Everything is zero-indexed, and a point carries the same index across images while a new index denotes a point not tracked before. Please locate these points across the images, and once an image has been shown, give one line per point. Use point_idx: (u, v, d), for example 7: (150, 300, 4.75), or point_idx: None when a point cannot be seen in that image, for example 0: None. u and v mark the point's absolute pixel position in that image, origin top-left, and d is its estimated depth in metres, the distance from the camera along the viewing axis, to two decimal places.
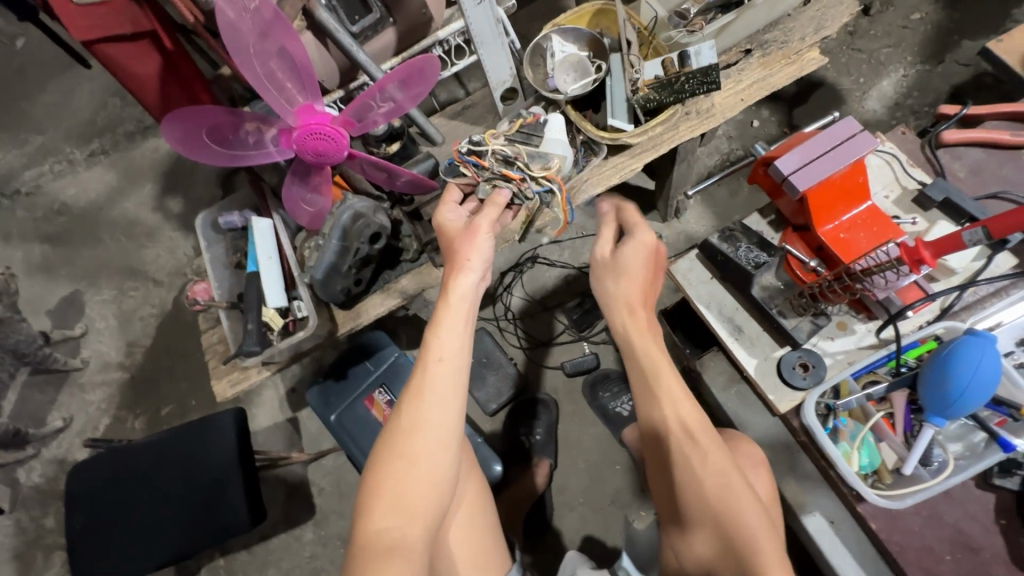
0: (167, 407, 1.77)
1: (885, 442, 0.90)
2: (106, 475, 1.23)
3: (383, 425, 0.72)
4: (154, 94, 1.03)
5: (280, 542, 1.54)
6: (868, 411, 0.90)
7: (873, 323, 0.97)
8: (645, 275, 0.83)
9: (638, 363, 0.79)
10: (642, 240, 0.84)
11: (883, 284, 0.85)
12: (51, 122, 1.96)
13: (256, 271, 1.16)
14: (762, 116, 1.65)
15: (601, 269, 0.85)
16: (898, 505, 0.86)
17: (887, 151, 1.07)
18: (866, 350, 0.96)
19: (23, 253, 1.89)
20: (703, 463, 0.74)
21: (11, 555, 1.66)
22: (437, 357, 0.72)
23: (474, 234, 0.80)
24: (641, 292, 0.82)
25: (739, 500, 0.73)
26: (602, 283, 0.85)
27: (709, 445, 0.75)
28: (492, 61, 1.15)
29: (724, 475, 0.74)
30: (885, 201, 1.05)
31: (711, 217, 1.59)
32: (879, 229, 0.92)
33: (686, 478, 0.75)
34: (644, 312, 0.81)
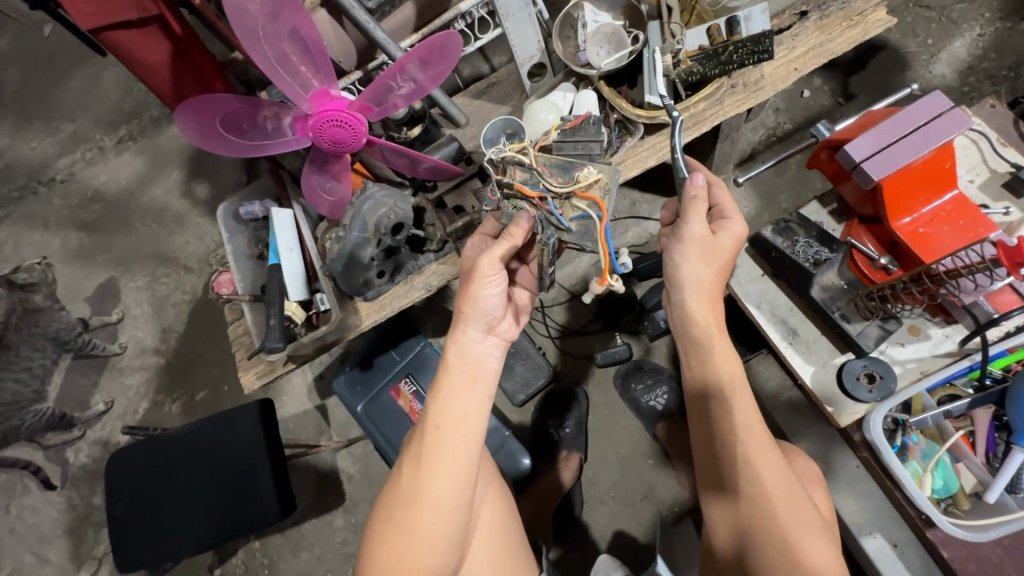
0: (201, 392, 1.80)
1: (964, 463, 0.85)
2: (143, 464, 1.25)
3: (389, 489, 0.74)
4: (167, 82, 0.99)
5: (312, 527, 1.56)
6: (945, 430, 0.85)
7: (952, 327, 0.88)
8: (728, 262, 0.75)
9: (706, 355, 0.73)
10: (734, 227, 0.75)
11: (971, 289, 0.77)
12: (79, 109, 1.96)
13: (277, 263, 1.12)
14: (813, 85, 1.51)
15: (695, 247, 0.73)
16: (980, 538, 0.80)
17: (975, 129, 0.99)
18: (942, 360, 0.88)
19: (61, 241, 1.92)
20: (767, 463, 0.68)
21: (64, 531, 1.75)
22: (433, 426, 0.73)
23: (477, 283, 0.77)
24: (718, 283, 0.76)
25: (795, 508, 0.67)
26: (690, 266, 0.73)
27: (768, 446, 0.69)
28: (518, 34, 1.07)
29: (784, 479, 0.68)
30: (970, 186, 0.98)
31: (755, 198, 1.48)
32: (964, 224, 0.84)
33: (743, 478, 0.69)
34: (717, 295, 0.75)
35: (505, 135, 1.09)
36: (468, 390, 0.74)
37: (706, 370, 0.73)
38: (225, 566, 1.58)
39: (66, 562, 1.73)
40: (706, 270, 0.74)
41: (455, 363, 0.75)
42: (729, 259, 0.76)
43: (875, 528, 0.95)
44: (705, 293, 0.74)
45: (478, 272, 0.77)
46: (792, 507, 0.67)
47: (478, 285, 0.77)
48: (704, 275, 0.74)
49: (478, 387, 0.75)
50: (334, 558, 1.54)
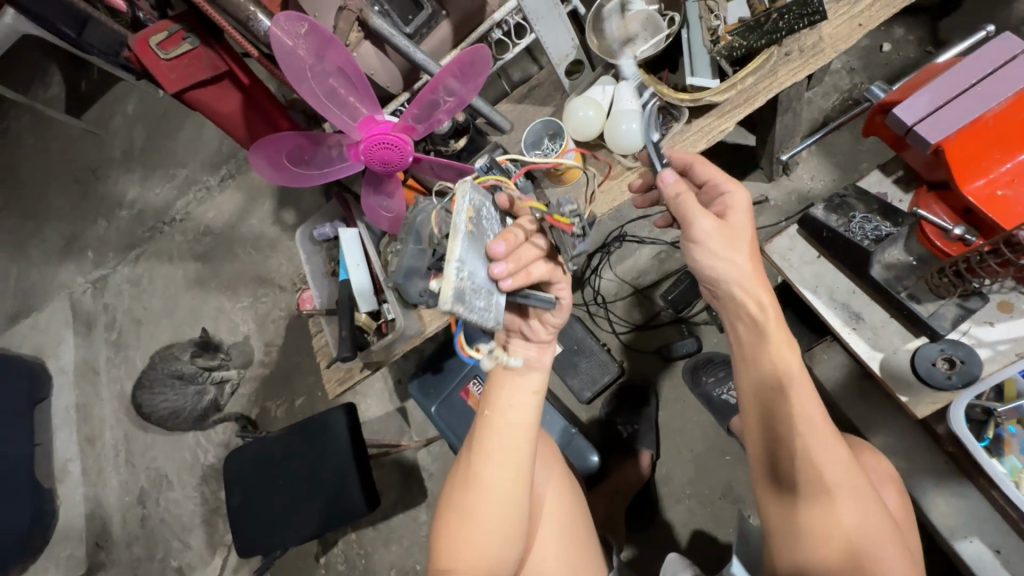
0: (300, 398, 2.01)
1: None
2: (254, 463, 1.42)
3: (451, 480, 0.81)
4: (242, 128, 1.12)
5: (400, 521, 1.68)
6: None
7: None
8: (753, 241, 0.72)
9: (757, 352, 0.71)
10: (738, 201, 0.72)
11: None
12: (189, 155, 2.24)
13: (347, 279, 1.23)
14: (894, 36, 1.35)
15: (722, 243, 0.70)
16: None
17: None
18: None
19: (182, 271, 2.22)
20: (831, 460, 0.67)
21: (200, 521, 2.03)
22: (488, 411, 0.82)
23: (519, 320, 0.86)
24: (758, 265, 0.73)
25: (858, 503, 0.67)
26: (725, 261, 0.71)
27: (834, 442, 0.68)
28: (550, 36, 1.07)
29: (849, 474, 0.67)
30: None
31: (832, 170, 1.36)
32: None
33: (808, 477, 0.67)
34: (758, 276, 0.72)
35: (547, 137, 1.11)
36: (516, 385, 0.83)
37: (757, 366, 0.71)
38: (328, 555, 1.73)
39: (204, 547, 2.01)
40: (741, 260, 0.71)
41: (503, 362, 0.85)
42: (750, 236, 0.73)
43: (970, 533, 0.89)
44: (745, 279, 0.71)
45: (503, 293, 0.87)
46: (854, 503, 0.67)
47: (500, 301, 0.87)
48: (740, 261, 0.71)
49: (522, 385, 0.83)
50: (421, 550, 1.64)
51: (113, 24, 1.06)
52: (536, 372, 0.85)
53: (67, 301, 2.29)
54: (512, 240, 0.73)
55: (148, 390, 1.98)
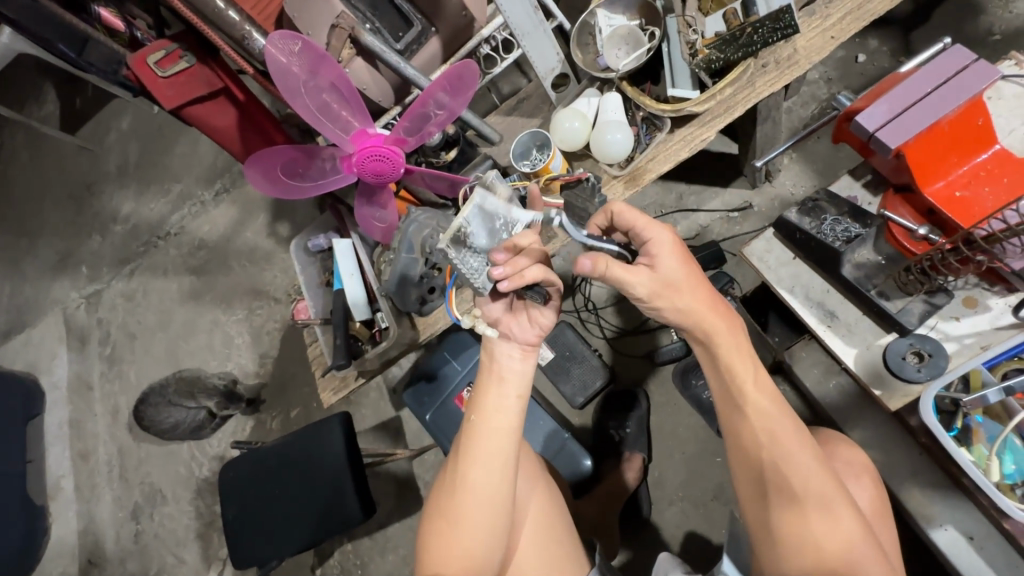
0: (295, 410, 2.01)
1: None
2: (249, 472, 1.42)
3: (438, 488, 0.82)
4: (236, 143, 1.15)
5: (396, 530, 1.68)
6: (1011, 407, 0.75)
7: (1014, 296, 0.79)
8: (695, 276, 0.73)
9: (720, 380, 0.74)
10: (662, 239, 0.72)
11: (1019, 251, 0.70)
12: (185, 170, 2.27)
13: (340, 288, 1.25)
14: (869, 47, 1.40)
15: (658, 300, 0.72)
16: None
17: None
18: (1006, 332, 0.79)
19: (177, 285, 2.23)
20: (803, 476, 0.68)
21: (195, 535, 2.01)
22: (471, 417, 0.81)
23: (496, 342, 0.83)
24: (702, 288, 0.73)
25: (833, 517, 0.67)
26: (662, 307, 0.73)
27: (804, 455, 0.69)
28: (537, 50, 1.10)
29: (821, 486, 0.68)
30: None
31: (812, 176, 1.40)
32: (1010, 181, 0.75)
33: (779, 493, 0.69)
34: (716, 313, 0.73)
35: (535, 148, 1.13)
36: (499, 393, 0.81)
37: (728, 395, 0.73)
38: (324, 566, 1.73)
39: (199, 562, 1.99)
40: (687, 303, 0.72)
41: (488, 368, 0.84)
42: (692, 269, 0.73)
43: (946, 521, 0.87)
44: (701, 320, 0.73)
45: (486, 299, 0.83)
46: (823, 516, 0.67)
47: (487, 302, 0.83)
48: (696, 303, 0.72)
49: (507, 390, 0.82)
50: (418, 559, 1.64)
51: (112, 43, 1.09)
52: (519, 377, 0.83)
53: (61, 317, 2.30)
54: (516, 247, 0.77)
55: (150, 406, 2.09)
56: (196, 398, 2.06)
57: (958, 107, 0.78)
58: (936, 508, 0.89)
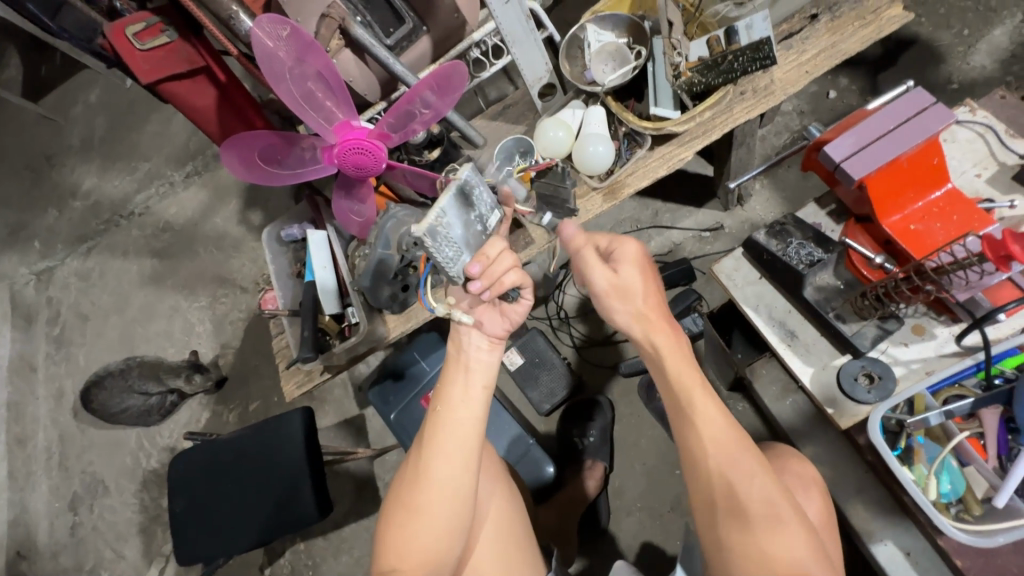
0: (255, 403, 1.95)
1: (973, 468, 0.79)
2: (200, 465, 1.37)
3: (398, 480, 0.81)
4: (214, 123, 1.12)
5: (352, 531, 1.65)
6: (950, 430, 0.80)
7: (957, 326, 0.84)
8: (648, 286, 0.76)
9: (666, 387, 0.75)
10: (627, 251, 0.76)
11: (963, 285, 0.74)
12: (154, 149, 2.19)
13: (312, 280, 1.23)
14: (839, 85, 1.47)
15: (605, 299, 0.76)
16: (987, 543, 0.74)
17: (980, 122, 0.89)
18: (949, 359, 0.84)
19: (137, 267, 2.14)
20: (748, 485, 0.69)
21: (138, 529, 1.92)
22: (435, 407, 0.81)
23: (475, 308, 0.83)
24: (656, 302, 0.76)
25: (778, 523, 0.68)
26: (611, 310, 0.76)
27: (752, 465, 0.70)
28: (526, 58, 1.11)
29: (769, 498, 0.69)
30: (975, 181, 0.88)
31: (781, 203, 1.46)
32: (959, 219, 0.81)
33: (726, 501, 0.70)
34: (662, 318, 0.76)
35: (518, 154, 1.17)
36: (465, 385, 0.82)
37: (678, 408, 0.74)
38: (274, 566, 1.69)
39: (139, 558, 1.90)
40: (632, 309, 0.75)
41: (454, 359, 0.84)
42: (650, 281, 0.76)
43: (886, 536, 0.92)
44: (647, 328, 0.75)
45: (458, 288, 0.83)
46: (773, 528, 0.68)
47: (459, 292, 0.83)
48: (641, 310, 0.75)
49: (472, 381, 0.82)
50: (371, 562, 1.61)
51: (88, 11, 1.05)
52: (485, 369, 0.83)
53: (8, 293, 2.18)
54: (488, 255, 0.76)
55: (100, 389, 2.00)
56: (162, 381, 1.97)
57: (918, 145, 0.82)
58: (878, 526, 0.93)
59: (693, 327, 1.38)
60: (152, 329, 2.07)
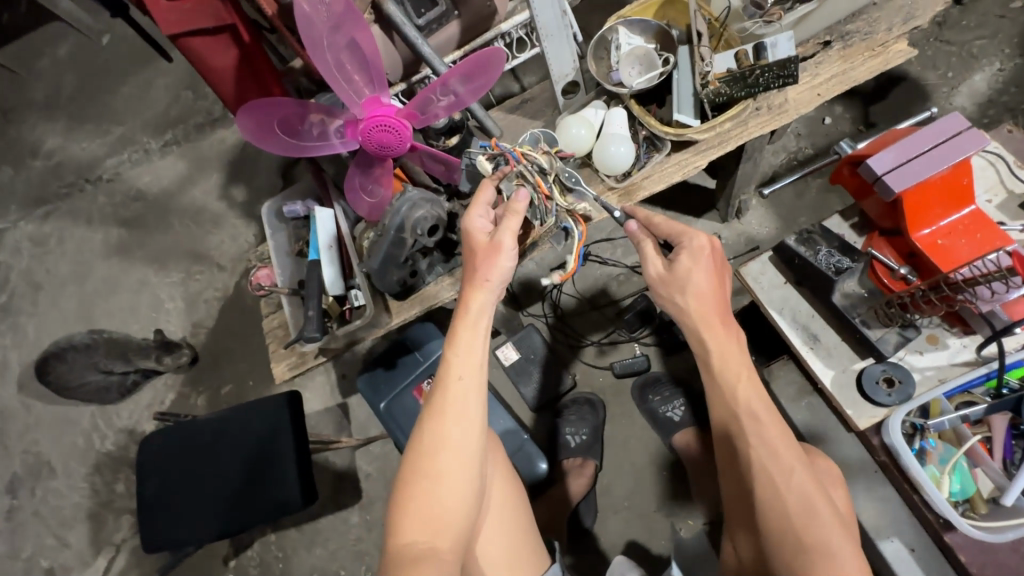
0: (227, 386, 1.82)
1: (981, 468, 0.88)
2: (175, 446, 1.30)
3: (409, 448, 0.78)
4: (230, 85, 1.09)
5: (328, 523, 1.59)
6: (962, 434, 0.88)
7: (970, 337, 0.92)
8: (709, 281, 0.82)
9: (715, 381, 0.79)
10: (698, 244, 0.83)
11: (988, 296, 0.81)
12: (130, 113, 2.06)
13: (317, 259, 1.18)
14: (835, 112, 1.55)
15: (662, 287, 0.84)
16: (998, 538, 0.83)
17: (992, 151, 1.01)
18: (959, 368, 0.91)
19: (103, 236, 2.01)
20: (785, 477, 0.73)
21: (85, 516, 1.78)
22: (455, 376, 0.78)
23: (498, 252, 0.82)
24: (713, 300, 0.81)
25: (813, 515, 0.71)
26: (665, 297, 0.84)
27: (794, 462, 0.73)
28: (556, 53, 1.13)
29: (806, 495, 0.72)
30: (988, 205, 0.99)
31: (775, 219, 1.52)
32: (982, 237, 0.87)
33: (765, 493, 0.73)
34: (718, 318, 0.81)
35: (538, 147, 1.15)
36: (474, 345, 0.79)
37: (718, 395, 0.79)
38: (241, 557, 1.62)
39: (85, 547, 1.76)
40: (692, 300, 0.81)
41: (463, 318, 0.81)
42: (711, 279, 0.82)
43: (892, 533, 1.03)
44: (705, 323, 0.80)
45: (498, 247, 0.82)
46: (807, 519, 0.71)
47: (501, 255, 0.82)
48: (698, 305, 0.81)
49: (481, 343, 0.80)
50: (347, 555, 1.57)
51: None
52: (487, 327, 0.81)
53: None
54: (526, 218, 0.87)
55: (58, 361, 1.88)
56: (130, 362, 1.84)
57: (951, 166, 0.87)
58: None
59: None
60: (115, 302, 1.94)
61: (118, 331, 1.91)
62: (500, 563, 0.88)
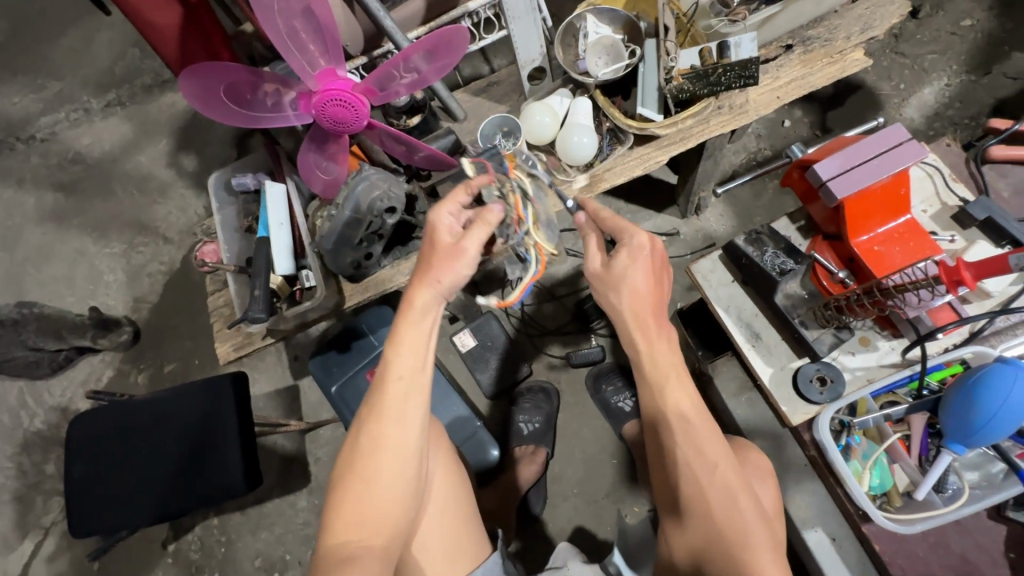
0: (171, 364, 1.74)
1: (899, 465, 0.94)
2: (108, 428, 1.24)
3: (345, 447, 0.75)
4: (173, 45, 1.05)
5: (274, 507, 1.56)
6: (884, 431, 0.93)
7: (897, 341, 0.97)
8: (648, 280, 0.81)
9: (643, 378, 0.80)
10: (640, 243, 0.82)
11: (916, 302, 0.86)
12: (70, 69, 1.92)
13: (265, 237, 1.13)
14: (794, 116, 1.60)
15: (598, 283, 0.84)
16: (908, 530, 0.89)
17: (931, 163, 1.06)
18: (886, 369, 0.96)
19: (36, 200, 1.87)
20: (709, 475, 0.75)
21: (12, 497, 1.68)
22: (394, 377, 0.75)
23: (458, 255, 0.78)
24: (649, 304, 0.81)
25: (738, 509, 0.73)
26: (602, 292, 0.84)
27: (717, 460, 0.75)
28: (522, 36, 1.11)
29: (730, 491, 0.74)
30: (923, 215, 1.04)
31: (732, 218, 1.55)
32: (914, 245, 0.92)
33: (688, 487, 0.76)
34: (655, 319, 0.81)
35: (501, 133, 1.17)
36: (415, 343, 0.77)
37: (648, 395, 0.80)
38: (181, 541, 1.57)
39: (11, 530, 1.66)
40: (626, 297, 0.81)
41: (404, 315, 0.78)
42: (648, 277, 0.81)
43: (817, 524, 1.05)
44: (637, 320, 0.80)
45: (461, 252, 0.79)
46: (730, 513, 0.73)
47: (459, 261, 0.78)
48: (634, 304, 0.81)
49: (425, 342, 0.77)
50: (293, 540, 1.54)
51: None
52: (429, 324, 0.78)
53: None
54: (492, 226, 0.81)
55: None
56: (63, 339, 1.72)
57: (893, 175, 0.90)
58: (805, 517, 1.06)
59: None
60: (48, 271, 1.82)
61: (52, 302, 1.79)
62: (440, 554, 0.88)
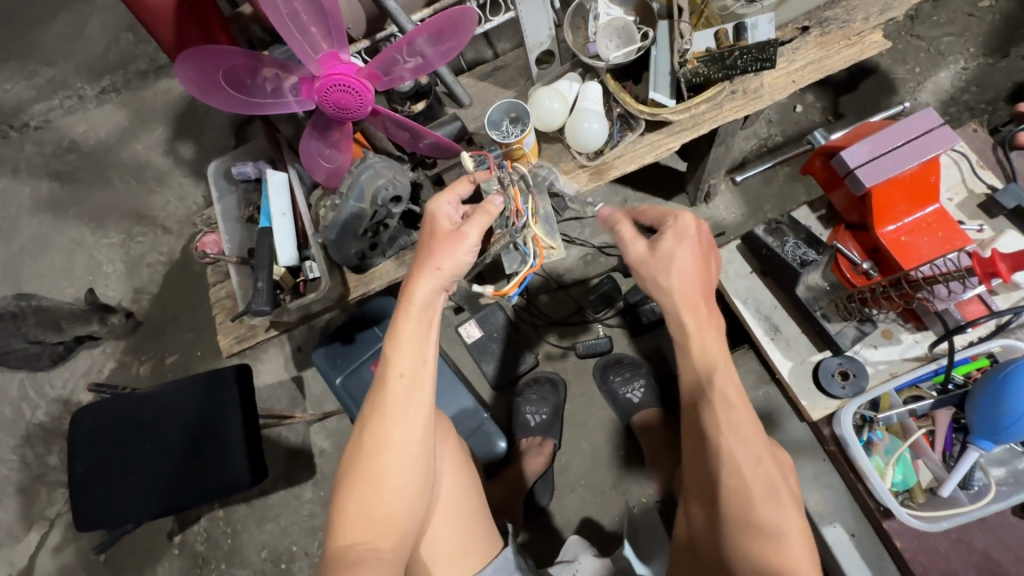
0: (172, 356, 1.72)
1: (922, 460, 0.93)
2: (111, 419, 1.22)
3: (347, 449, 0.74)
4: (168, 27, 1.01)
5: (280, 499, 1.55)
6: (908, 427, 0.93)
7: (921, 334, 0.97)
8: (697, 259, 0.81)
9: (692, 361, 0.78)
10: (688, 224, 0.82)
11: (945, 296, 0.86)
12: (61, 53, 1.86)
13: (268, 226, 1.10)
14: (806, 101, 1.56)
15: (644, 269, 0.82)
16: (933, 527, 0.88)
17: (958, 150, 1.05)
18: (910, 363, 0.97)
19: (31, 189, 1.84)
20: (751, 467, 0.71)
21: (15, 490, 1.67)
22: (396, 374, 0.74)
23: (459, 243, 0.79)
24: (698, 288, 0.80)
25: (777, 503, 0.70)
26: (649, 278, 0.82)
27: (759, 450, 0.72)
28: (531, 18, 1.07)
29: (771, 481, 0.71)
30: (949, 204, 1.03)
31: (742, 206, 1.52)
32: (943, 236, 0.91)
33: (732, 479, 0.71)
34: (701, 299, 0.80)
35: (509, 119, 1.09)
36: (418, 341, 0.76)
37: (694, 380, 0.77)
38: (186, 532, 1.56)
39: (16, 522, 1.66)
40: (676, 279, 0.80)
41: (402, 308, 0.77)
42: (698, 260, 0.81)
43: (834, 519, 1.11)
44: (687, 304, 0.79)
45: (461, 238, 0.79)
46: (771, 505, 0.70)
47: (460, 248, 0.78)
48: (682, 281, 0.79)
49: (423, 338, 0.76)
50: (299, 531, 1.53)
51: None
52: (427, 317, 0.77)
53: None
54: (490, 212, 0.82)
55: None
56: (64, 331, 1.70)
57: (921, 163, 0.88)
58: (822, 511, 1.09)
59: (651, 315, 1.44)
60: (45, 262, 1.79)
61: (50, 294, 1.77)
62: (452, 554, 0.87)
